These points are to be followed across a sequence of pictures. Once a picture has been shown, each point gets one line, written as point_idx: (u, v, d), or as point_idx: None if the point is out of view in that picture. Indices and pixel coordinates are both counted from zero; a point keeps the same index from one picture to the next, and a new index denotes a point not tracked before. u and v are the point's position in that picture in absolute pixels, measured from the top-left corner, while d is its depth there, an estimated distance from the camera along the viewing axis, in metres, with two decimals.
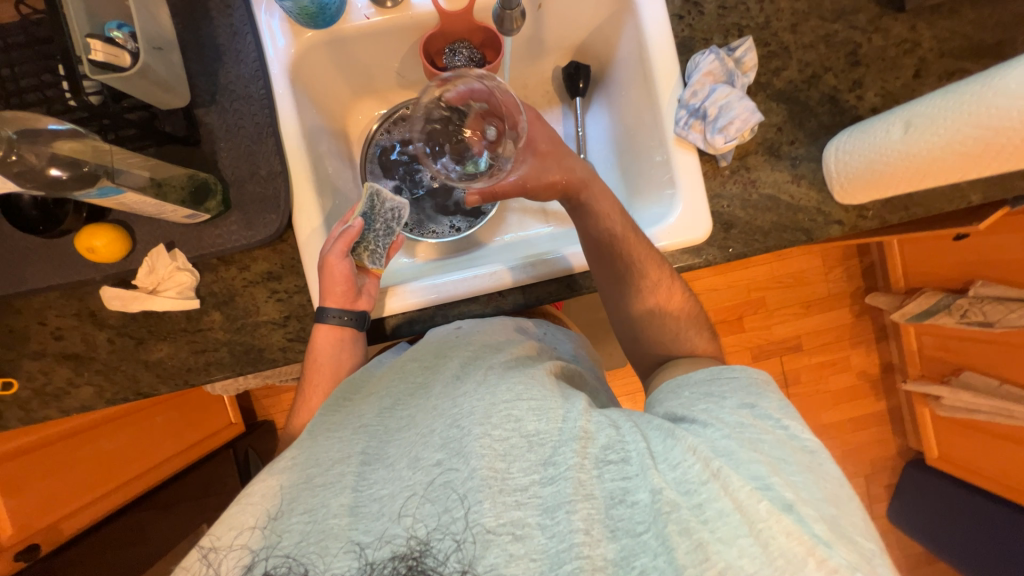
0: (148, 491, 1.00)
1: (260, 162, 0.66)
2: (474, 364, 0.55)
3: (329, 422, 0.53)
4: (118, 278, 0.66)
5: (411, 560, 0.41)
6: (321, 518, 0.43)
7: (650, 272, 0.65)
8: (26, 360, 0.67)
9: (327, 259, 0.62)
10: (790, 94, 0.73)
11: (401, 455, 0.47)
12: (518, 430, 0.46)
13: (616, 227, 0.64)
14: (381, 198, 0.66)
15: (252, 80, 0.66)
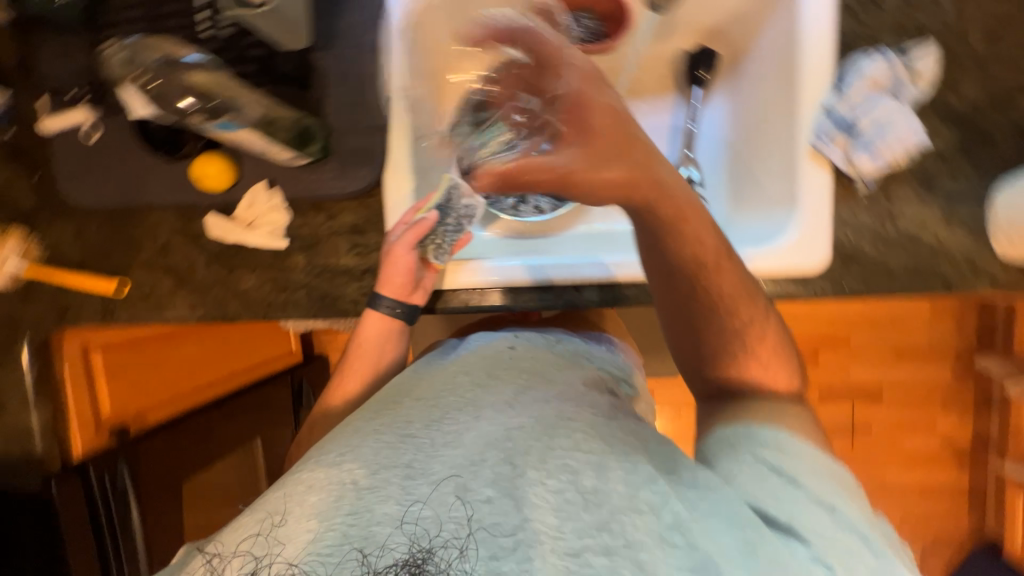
0: (217, 399, 1.14)
1: (364, 114, 0.66)
2: (531, 389, 0.54)
3: (379, 423, 0.51)
4: (222, 206, 0.70)
5: (411, 567, 0.40)
6: (363, 523, 0.42)
7: (734, 314, 0.56)
8: (137, 266, 0.73)
9: (391, 248, 0.64)
10: (966, 117, 0.61)
11: (445, 474, 0.44)
12: (578, 484, 0.44)
13: (709, 251, 0.55)
14: (458, 193, 0.66)
15: (369, 29, 0.66)
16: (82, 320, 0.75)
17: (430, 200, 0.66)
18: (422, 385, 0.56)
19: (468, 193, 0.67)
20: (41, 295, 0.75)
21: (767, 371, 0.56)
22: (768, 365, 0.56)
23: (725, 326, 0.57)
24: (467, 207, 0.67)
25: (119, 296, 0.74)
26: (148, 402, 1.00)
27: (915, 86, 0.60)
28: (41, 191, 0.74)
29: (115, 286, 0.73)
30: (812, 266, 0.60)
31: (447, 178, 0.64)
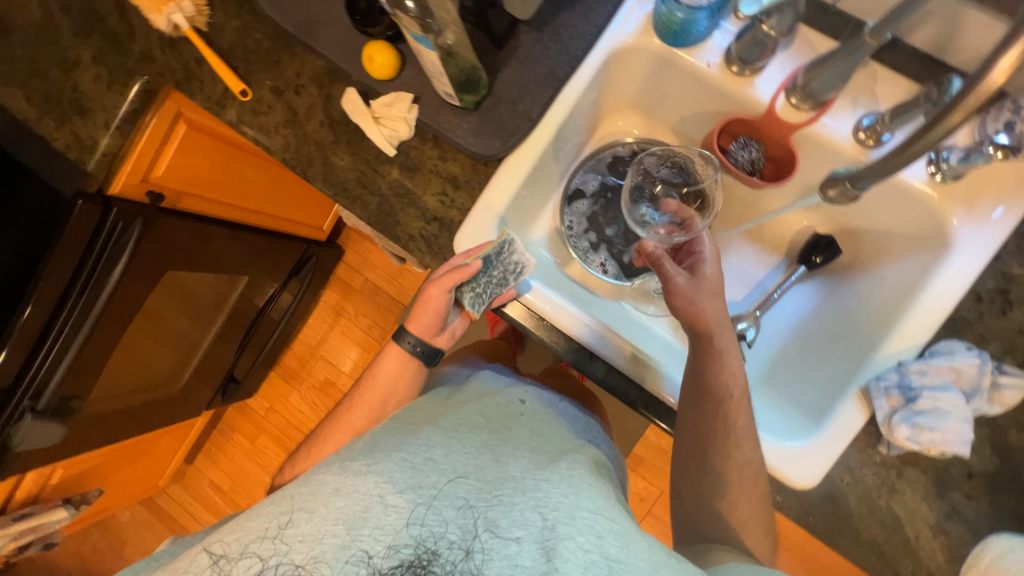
0: (232, 224, 1.19)
1: (526, 99, 0.69)
2: (558, 455, 0.60)
3: (400, 442, 0.58)
4: (363, 88, 0.73)
5: (417, 567, 0.47)
6: (393, 531, 0.49)
7: (740, 449, 0.59)
8: (267, 87, 0.78)
9: (428, 287, 0.70)
10: (1012, 456, 0.60)
11: (471, 502, 0.51)
12: (596, 541, 0.48)
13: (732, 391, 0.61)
14: (511, 248, 0.67)
15: (579, 38, 0.69)
16: (196, 96, 0.80)
17: (481, 249, 0.67)
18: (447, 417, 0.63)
19: (521, 250, 0.67)
20: (180, 54, 0.80)
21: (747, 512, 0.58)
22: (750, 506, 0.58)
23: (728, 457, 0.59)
24: (516, 263, 0.68)
25: (238, 99, 0.78)
26: (190, 188, 1.05)
27: (989, 401, 0.59)
28: None
29: (239, 89, 0.77)
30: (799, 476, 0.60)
31: (503, 234, 0.66)
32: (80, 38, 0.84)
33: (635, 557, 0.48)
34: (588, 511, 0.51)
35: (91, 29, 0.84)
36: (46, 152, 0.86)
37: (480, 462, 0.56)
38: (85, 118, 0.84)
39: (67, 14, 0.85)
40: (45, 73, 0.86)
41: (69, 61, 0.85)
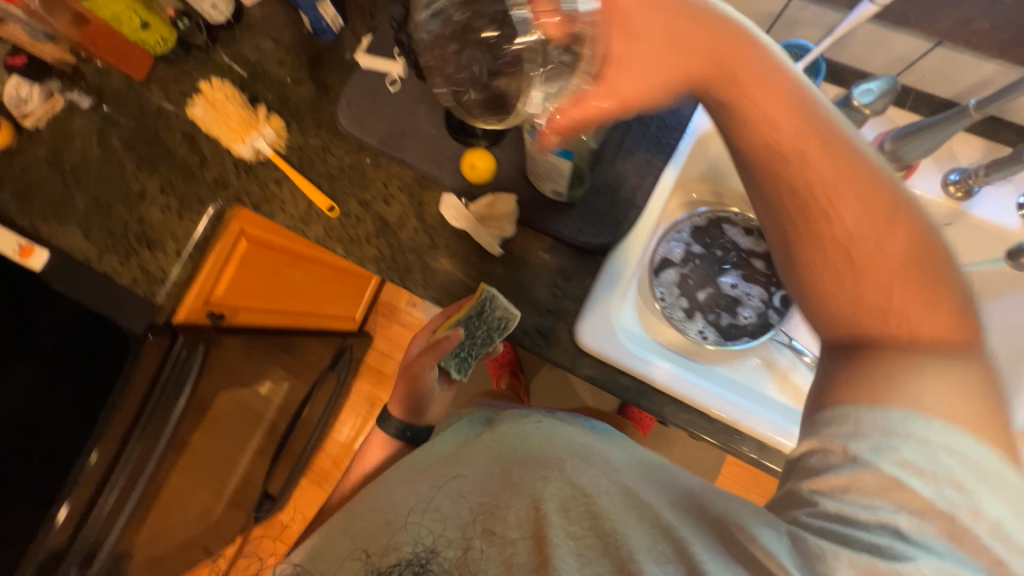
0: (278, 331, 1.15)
1: (625, 187, 0.71)
2: (573, 449, 0.61)
3: (410, 472, 0.67)
4: (458, 192, 0.74)
5: (417, 565, 0.56)
6: (397, 535, 0.59)
7: (833, 219, 0.43)
8: (354, 200, 0.77)
9: (408, 366, 0.75)
10: None
11: (466, 506, 0.59)
12: (587, 525, 0.52)
13: (823, 164, 0.43)
14: (493, 303, 0.67)
15: (667, 126, 0.72)
16: (279, 216, 0.79)
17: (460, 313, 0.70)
18: (464, 452, 0.67)
19: (504, 305, 0.67)
20: (259, 177, 0.80)
21: (914, 314, 0.42)
22: (913, 332, 0.42)
23: (854, 268, 0.43)
24: (500, 317, 0.68)
25: (325, 215, 0.77)
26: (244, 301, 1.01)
27: None
28: (316, 101, 0.81)
29: (327, 206, 0.77)
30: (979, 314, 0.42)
31: (483, 291, 0.66)
32: (146, 170, 0.83)
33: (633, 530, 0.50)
34: (579, 497, 0.54)
35: (158, 160, 0.83)
36: (108, 289, 0.81)
37: (489, 477, 0.61)
38: (154, 250, 0.81)
39: (130, 148, 0.84)
40: (107, 207, 0.83)
41: (135, 194, 0.82)
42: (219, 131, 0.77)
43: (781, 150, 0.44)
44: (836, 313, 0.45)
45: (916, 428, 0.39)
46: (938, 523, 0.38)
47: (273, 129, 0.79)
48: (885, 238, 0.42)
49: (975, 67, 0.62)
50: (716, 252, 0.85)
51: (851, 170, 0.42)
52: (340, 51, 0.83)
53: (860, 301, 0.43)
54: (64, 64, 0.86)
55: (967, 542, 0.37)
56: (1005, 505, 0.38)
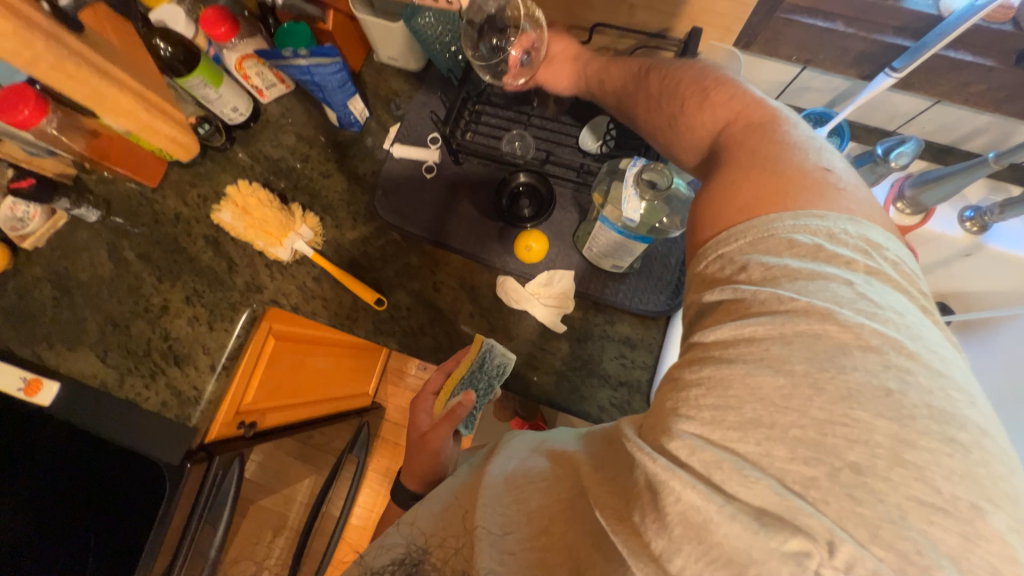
0: (302, 423, 1.08)
1: (675, 253, 0.72)
2: (514, 449, 0.56)
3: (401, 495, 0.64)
4: (510, 272, 0.74)
5: (408, 564, 0.53)
6: (382, 544, 0.55)
7: (688, 129, 0.52)
8: (400, 290, 0.75)
9: (427, 437, 0.66)
10: None
11: (442, 500, 0.56)
12: (524, 508, 0.50)
13: (673, 86, 0.54)
14: (492, 353, 0.66)
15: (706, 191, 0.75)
16: (321, 315, 0.75)
17: (461, 367, 0.67)
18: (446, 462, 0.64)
19: (502, 351, 0.66)
20: (295, 277, 0.77)
21: (707, 120, 0.50)
22: (728, 132, 0.48)
23: (655, 112, 0.56)
24: (499, 364, 0.67)
25: (373, 308, 0.75)
26: (271, 401, 0.94)
27: None
28: (349, 193, 0.80)
29: (374, 300, 0.74)
30: (769, 110, 0.48)
31: (481, 341, 0.66)
32: (167, 282, 0.78)
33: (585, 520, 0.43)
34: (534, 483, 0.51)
35: (180, 270, 0.78)
36: (132, 418, 0.73)
37: (457, 496, 0.54)
38: (183, 368, 0.74)
39: (147, 259, 0.79)
40: (127, 326, 0.76)
41: (156, 308, 0.77)
42: (255, 234, 0.75)
43: (620, 84, 0.62)
44: (675, 150, 0.55)
45: (803, 247, 0.39)
46: (739, 280, 0.40)
47: (310, 227, 0.77)
48: (719, 112, 0.50)
49: (971, 119, 0.69)
50: None
51: (706, 88, 0.52)
52: (365, 140, 0.83)
53: (669, 134, 0.55)
54: (65, 178, 0.81)
55: (746, 280, 0.40)
56: (793, 233, 0.39)
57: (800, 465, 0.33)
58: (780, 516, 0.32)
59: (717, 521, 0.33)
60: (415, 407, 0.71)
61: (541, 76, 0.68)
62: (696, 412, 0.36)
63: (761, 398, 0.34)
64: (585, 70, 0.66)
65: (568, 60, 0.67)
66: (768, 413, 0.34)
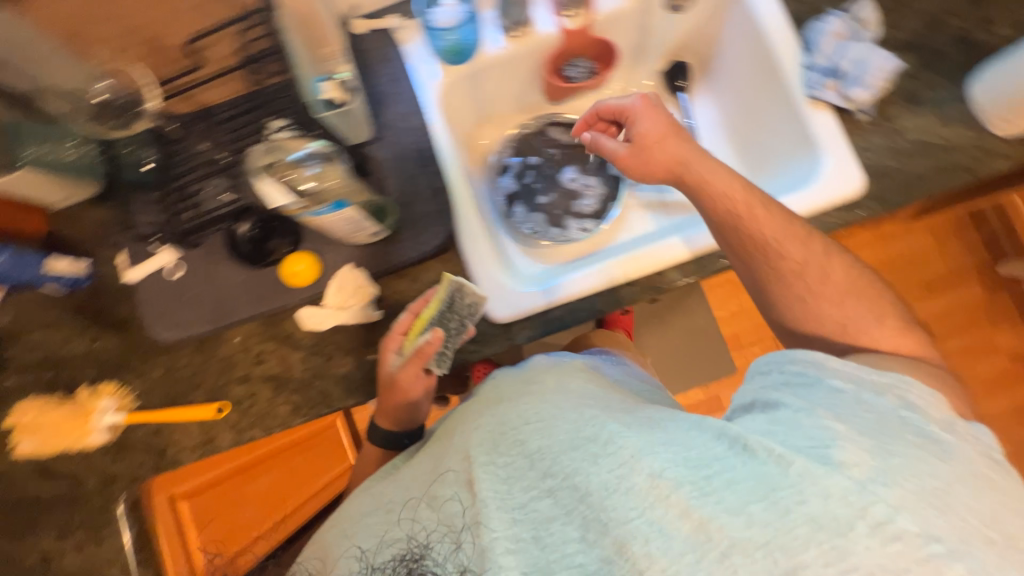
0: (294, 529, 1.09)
1: (422, 183, 0.73)
2: (491, 405, 0.61)
3: (389, 484, 0.66)
4: (309, 300, 0.73)
5: (406, 558, 0.55)
6: (389, 536, 0.58)
7: (798, 279, 0.61)
8: (233, 385, 0.74)
9: (398, 381, 0.66)
10: (918, 42, 0.72)
11: (432, 488, 0.58)
12: (523, 453, 0.53)
13: (817, 246, 0.62)
14: (461, 294, 0.67)
15: (410, 116, 0.75)
16: (183, 457, 0.73)
17: (432, 304, 0.67)
18: (436, 446, 0.65)
19: (471, 292, 0.67)
20: (135, 444, 0.73)
21: (887, 335, 0.57)
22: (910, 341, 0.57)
23: (820, 283, 0.60)
24: (470, 305, 0.67)
25: (219, 418, 0.73)
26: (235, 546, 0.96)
27: (867, 31, 0.70)
28: (125, 341, 0.76)
29: (215, 411, 0.72)
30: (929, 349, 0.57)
31: (450, 281, 0.65)
32: (29, 537, 0.73)
33: (600, 476, 0.47)
34: (530, 424, 0.55)
35: (31, 518, 0.74)
36: None
37: (439, 478, 0.58)
38: None
39: None
40: None
41: (38, 564, 0.73)
42: (62, 442, 0.71)
43: (738, 208, 0.63)
44: (807, 313, 0.61)
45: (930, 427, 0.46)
46: (909, 392, 0.49)
47: (111, 397, 0.73)
48: (861, 303, 0.59)
49: None
50: (546, 160, 0.92)
51: (869, 281, 0.61)
52: (108, 286, 0.77)
53: (817, 309, 0.60)
54: None
55: (915, 391, 0.49)
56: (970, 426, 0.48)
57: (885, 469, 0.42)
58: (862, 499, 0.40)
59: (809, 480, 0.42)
60: (386, 347, 0.69)
61: (629, 160, 0.72)
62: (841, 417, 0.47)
63: (905, 454, 0.43)
64: (700, 189, 0.66)
65: (674, 135, 0.69)
66: (869, 428, 0.45)
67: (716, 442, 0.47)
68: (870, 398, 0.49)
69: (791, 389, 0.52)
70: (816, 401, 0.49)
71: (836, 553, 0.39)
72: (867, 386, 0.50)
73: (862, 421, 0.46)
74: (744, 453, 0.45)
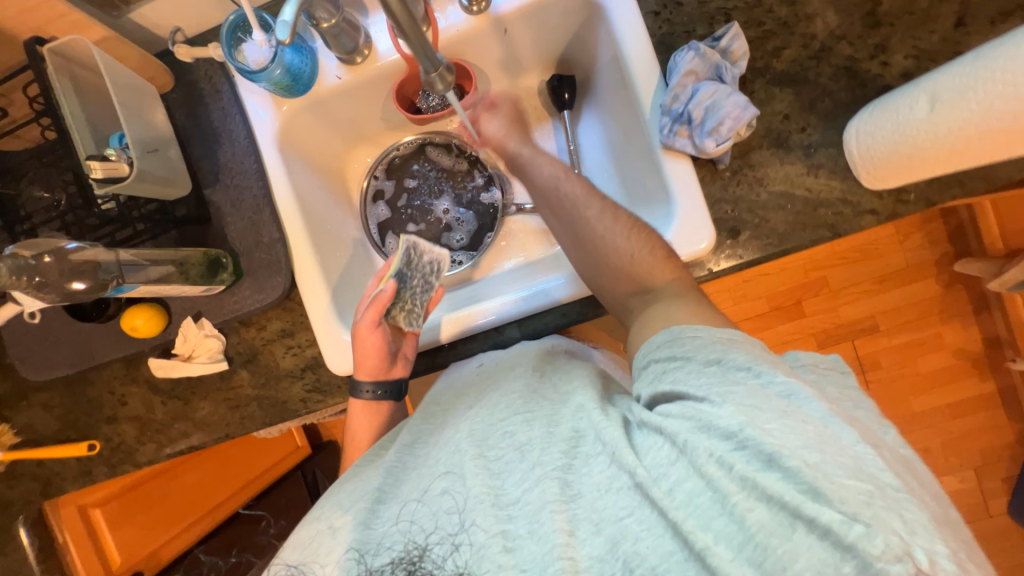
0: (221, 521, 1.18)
1: (261, 230, 0.71)
2: (477, 399, 0.59)
3: (359, 468, 0.57)
4: (162, 347, 0.73)
5: (408, 564, 0.45)
6: (377, 533, 0.48)
7: (596, 236, 0.60)
8: (103, 424, 0.78)
9: (359, 329, 0.64)
10: (795, 75, 0.63)
11: (411, 488, 0.51)
12: (515, 446, 0.49)
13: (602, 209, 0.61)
14: (417, 250, 0.67)
15: (246, 155, 0.71)
16: (66, 486, 0.79)
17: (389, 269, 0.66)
18: (406, 435, 0.60)
19: (427, 249, 0.68)
20: (22, 473, 0.80)
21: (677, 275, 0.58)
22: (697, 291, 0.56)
23: (610, 238, 0.60)
24: (429, 262, 0.69)
25: (93, 454, 0.77)
26: (157, 539, 1.06)
27: (735, 64, 0.63)
28: (5, 378, 0.79)
29: (86, 448, 0.77)
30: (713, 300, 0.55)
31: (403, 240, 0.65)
32: None
33: (592, 477, 0.45)
34: (521, 417, 0.52)
35: None
36: None
37: (409, 459, 0.55)
38: None
39: None
40: None
41: None
42: None
43: (559, 177, 0.63)
44: (606, 273, 0.60)
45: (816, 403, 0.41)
46: (737, 351, 0.46)
47: None
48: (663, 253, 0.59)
49: None
50: (422, 181, 0.87)
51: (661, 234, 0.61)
52: None
53: (612, 265, 0.59)
54: None
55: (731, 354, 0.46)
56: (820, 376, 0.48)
57: (858, 450, 0.37)
58: (866, 479, 0.36)
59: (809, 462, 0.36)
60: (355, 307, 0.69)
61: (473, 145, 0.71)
62: (742, 384, 0.43)
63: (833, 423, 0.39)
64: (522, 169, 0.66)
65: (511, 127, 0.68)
66: (789, 404, 0.41)
67: (666, 442, 0.43)
68: (745, 364, 0.45)
69: (680, 368, 0.47)
70: (711, 378, 0.44)
71: (785, 553, 0.35)
72: (740, 350, 0.46)
73: (752, 395, 0.42)
74: (714, 461, 0.39)
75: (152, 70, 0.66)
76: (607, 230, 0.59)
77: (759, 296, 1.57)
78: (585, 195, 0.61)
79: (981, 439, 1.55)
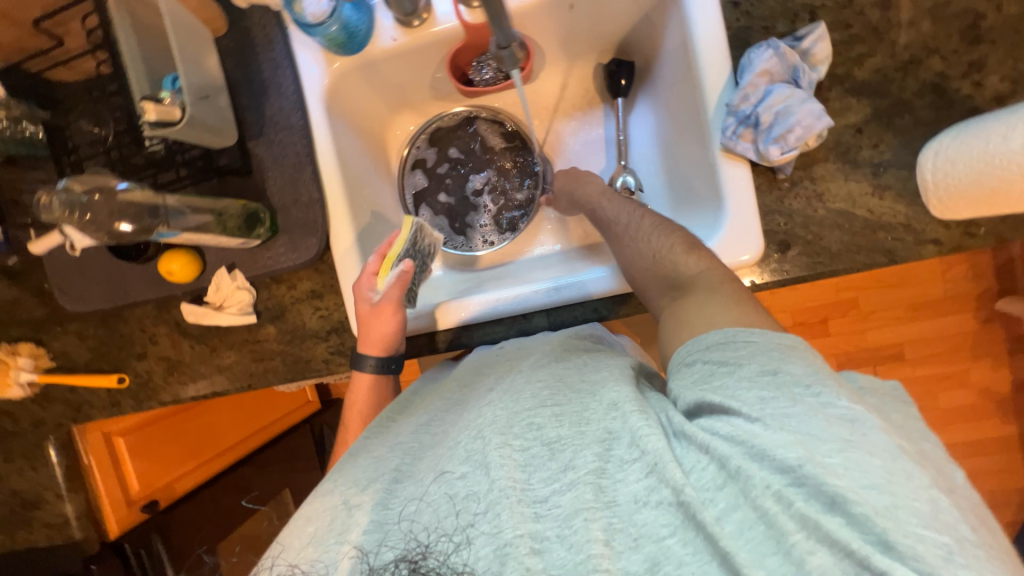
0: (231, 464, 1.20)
1: (301, 189, 0.70)
2: (498, 381, 0.57)
3: (372, 444, 0.57)
4: (195, 293, 0.75)
5: (410, 562, 0.44)
6: (388, 523, 0.47)
7: (630, 241, 0.63)
8: (134, 360, 0.80)
9: (383, 308, 0.65)
10: (876, 86, 0.59)
11: (427, 470, 0.50)
12: (541, 440, 0.48)
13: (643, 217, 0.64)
14: (423, 234, 0.66)
15: (292, 111, 0.70)
16: (95, 414, 0.83)
17: (394, 248, 0.64)
18: (419, 417, 0.60)
19: (428, 232, 0.68)
20: (56, 396, 0.83)
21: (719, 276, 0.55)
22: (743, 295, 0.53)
23: (640, 243, 0.62)
24: (427, 246, 0.69)
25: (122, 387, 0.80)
26: (173, 471, 1.08)
27: (814, 68, 0.59)
28: (44, 305, 0.82)
29: (116, 380, 0.80)
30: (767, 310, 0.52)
31: (412, 223, 0.64)
32: None
33: (628, 485, 0.43)
34: (548, 409, 0.50)
35: None
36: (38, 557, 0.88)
37: (422, 439, 0.55)
38: (42, 508, 0.87)
39: None
40: None
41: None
42: None
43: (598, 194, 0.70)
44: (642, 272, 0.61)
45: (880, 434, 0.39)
46: (795, 364, 0.44)
47: (29, 356, 0.81)
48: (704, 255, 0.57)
49: None
50: (464, 154, 0.85)
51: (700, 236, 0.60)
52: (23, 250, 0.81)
53: (644, 265, 0.60)
54: None
55: (790, 371, 0.44)
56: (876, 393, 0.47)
57: (919, 495, 0.37)
58: (922, 523, 0.36)
59: (868, 503, 0.36)
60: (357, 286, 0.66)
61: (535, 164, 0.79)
62: (798, 401, 0.42)
63: (892, 458, 0.38)
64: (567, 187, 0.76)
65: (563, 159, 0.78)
66: (856, 434, 0.39)
67: (712, 463, 0.42)
68: (802, 377, 0.43)
69: (729, 375, 0.46)
70: (764, 392, 0.43)
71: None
72: (797, 362, 0.44)
73: (812, 419, 0.40)
74: (771, 494, 0.39)
75: (208, 13, 0.65)
76: (634, 234, 0.63)
77: (785, 310, 1.53)
78: (617, 210, 0.67)
79: (990, 480, 1.52)
